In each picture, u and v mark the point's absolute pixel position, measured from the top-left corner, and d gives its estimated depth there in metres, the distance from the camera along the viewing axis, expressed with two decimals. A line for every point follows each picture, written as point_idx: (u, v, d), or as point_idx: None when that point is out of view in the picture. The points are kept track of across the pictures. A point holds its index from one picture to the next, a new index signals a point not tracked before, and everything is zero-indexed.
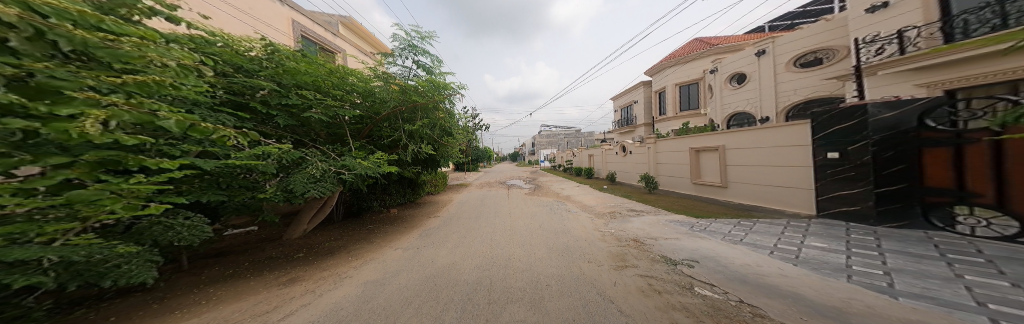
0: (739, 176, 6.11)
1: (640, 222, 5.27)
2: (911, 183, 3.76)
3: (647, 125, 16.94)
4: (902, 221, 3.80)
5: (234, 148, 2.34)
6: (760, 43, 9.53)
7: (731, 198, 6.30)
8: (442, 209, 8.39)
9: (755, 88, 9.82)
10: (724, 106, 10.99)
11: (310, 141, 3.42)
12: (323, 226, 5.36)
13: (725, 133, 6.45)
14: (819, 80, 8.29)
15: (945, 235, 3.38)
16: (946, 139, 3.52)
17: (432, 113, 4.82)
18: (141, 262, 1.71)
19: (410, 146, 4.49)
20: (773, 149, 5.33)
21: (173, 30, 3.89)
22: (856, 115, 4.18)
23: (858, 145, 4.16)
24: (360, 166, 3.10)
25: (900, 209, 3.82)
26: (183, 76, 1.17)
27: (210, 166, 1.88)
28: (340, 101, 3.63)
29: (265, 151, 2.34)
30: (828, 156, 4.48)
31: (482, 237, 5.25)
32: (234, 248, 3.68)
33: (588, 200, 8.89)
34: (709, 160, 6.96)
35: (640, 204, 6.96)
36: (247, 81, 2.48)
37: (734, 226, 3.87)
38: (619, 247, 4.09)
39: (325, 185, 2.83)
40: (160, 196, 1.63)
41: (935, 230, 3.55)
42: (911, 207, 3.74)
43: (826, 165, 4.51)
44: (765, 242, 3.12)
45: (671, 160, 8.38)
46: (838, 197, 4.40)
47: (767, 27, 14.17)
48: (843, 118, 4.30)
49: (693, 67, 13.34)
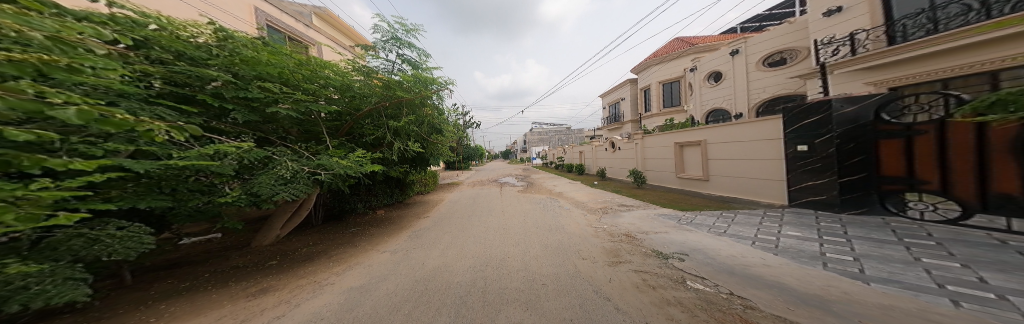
0: (720, 170, 6.44)
1: (630, 217, 5.40)
2: (869, 173, 4.09)
3: (633, 122, 17.46)
4: (863, 208, 4.15)
5: (178, 146, 2.02)
6: (733, 43, 10.04)
7: (712, 191, 6.64)
8: (432, 209, 8.15)
9: (730, 86, 10.38)
10: (703, 103, 11.54)
11: (280, 139, 3.10)
12: (302, 232, 4.98)
13: (706, 129, 6.76)
14: (785, 79, 8.88)
15: (899, 220, 3.75)
16: (897, 131, 3.81)
17: (418, 109, 4.61)
18: (63, 280, 1.34)
19: (397, 144, 4.28)
20: (751, 143, 5.67)
21: (91, 9, 3.26)
22: (823, 109, 4.47)
23: (824, 137, 4.46)
24: (340, 166, 2.90)
25: (861, 196, 4.16)
26: (67, 54, 0.97)
27: (145, 168, 1.60)
28: (313, 95, 3.32)
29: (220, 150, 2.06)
30: (798, 148, 4.81)
31: (474, 237, 5.13)
32: (194, 259, 3.30)
33: (579, 196, 9.02)
34: (692, 155, 7.28)
35: (629, 199, 7.15)
36: (195, 70, 2.13)
37: (718, 218, 4.05)
38: (612, 243, 4.16)
39: (299, 188, 2.61)
40: (80, 204, 1.35)
41: (890, 215, 3.93)
42: (870, 195, 4.10)
43: (797, 158, 4.83)
44: (745, 232, 3.28)
45: (657, 156, 8.69)
46: (807, 187, 4.73)
47: (740, 28, 14.97)
48: (812, 112, 4.60)
49: (675, 65, 13.87)
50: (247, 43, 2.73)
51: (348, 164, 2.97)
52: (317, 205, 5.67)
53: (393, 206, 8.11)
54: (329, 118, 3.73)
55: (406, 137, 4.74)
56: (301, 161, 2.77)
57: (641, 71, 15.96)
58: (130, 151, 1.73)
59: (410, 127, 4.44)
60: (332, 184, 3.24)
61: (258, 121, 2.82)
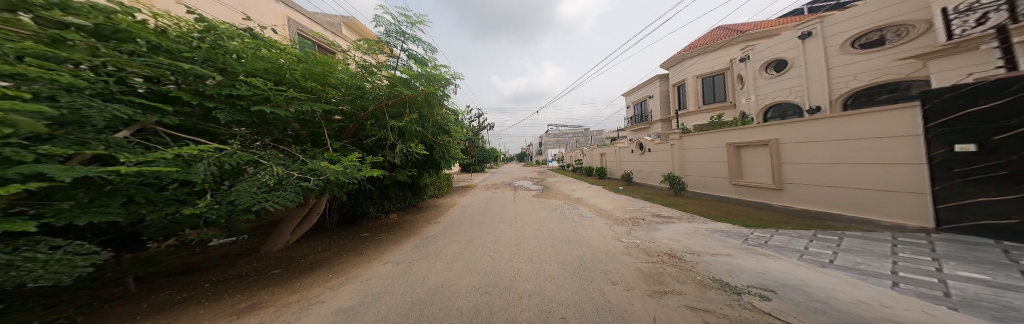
0: (796, 176, 5.04)
1: (671, 231, 4.41)
2: None
3: (665, 122, 15.76)
4: None
5: (145, 149, 1.77)
6: (805, 24, 8.33)
7: (786, 203, 5.21)
8: (444, 214, 7.98)
9: (800, 75, 8.60)
10: (762, 96, 9.83)
11: (278, 142, 2.94)
12: (314, 237, 4.96)
13: (777, 126, 5.38)
14: (890, 61, 6.81)
15: None
16: None
17: (420, 106, 4.42)
18: None
19: (396, 146, 3.97)
20: (857, 142, 4.10)
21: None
22: (1010, 92, 2.76)
23: (1011, 134, 2.76)
24: (333, 170, 2.57)
25: None
26: None
27: (76, 176, 1.21)
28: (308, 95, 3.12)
29: (186, 154, 1.79)
30: (956, 149, 3.14)
31: (483, 249, 4.69)
32: (205, 264, 3.31)
33: (604, 203, 8.00)
34: (754, 157, 5.92)
35: (666, 209, 6.04)
36: (168, 62, 1.85)
37: (811, 241, 2.92)
38: (651, 264, 3.30)
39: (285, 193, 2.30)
40: None
41: None
42: None
43: (953, 161, 3.17)
44: (874, 267, 2.21)
45: (700, 158, 7.38)
46: (979, 205, 2.98)
47: (805, 9, 12.70)
48: (988, 95, 2.91)
49: (718, 57, 12.19)
50: (230, 35, 2.55)
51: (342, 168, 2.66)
52: (331, 207, 5.69)
53: (406, 210, 8.12)
54: (328, 116, 3.53)
55: (411, 138, 4.51)
56: (289, 166, 2.51)
57: (674, 65, 14.38)
58: (77, 156, 1.44)
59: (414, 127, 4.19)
60: (327, 191, 3.00)
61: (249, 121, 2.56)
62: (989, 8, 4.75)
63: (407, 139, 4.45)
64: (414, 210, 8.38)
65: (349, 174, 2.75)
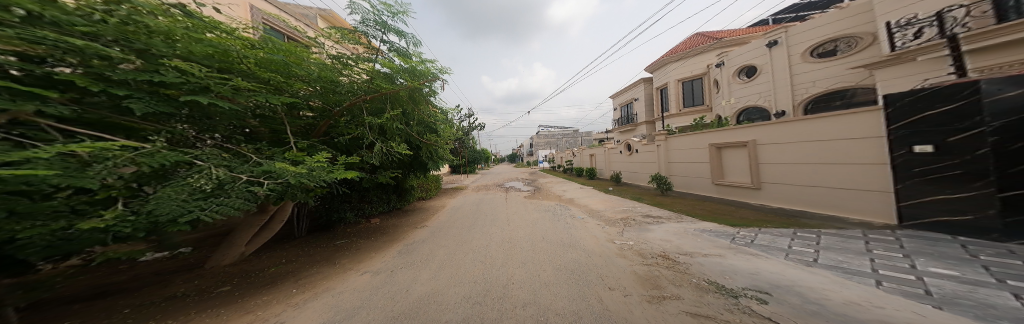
0: (773, 176, 5.37)
1: (663, 232, 4.49)
2: None
3: (648, 123, 16.39)
4: None
5: (14, 147, 1.30)
6: (772, 33, 8.92)
7: (765, 201, 5.54)
8: (432, 217, 7.61)
9: (768, 81, 9.18)
10: (736, 100, 10.40)
11: (226, 140, 2.49)
12: (283, 248, 4.44)
13: (753, 127, 5.71)
14: (844, 69, 7.41)
15: None
16: None
17: (403, 102, 4.14)
18: None
19: (373, 148, 3.58)
20: (827, 143, 4.43)
21: None
22: (962, 96, 3.05)
23: (966, 135, 3.03)
24: (293, 172, 2.21)
25: None
26: None
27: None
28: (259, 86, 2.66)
29: (80, 153, 1.36)
30: (916, 150, 3.43)
31: (473, 253, 4.50)
32: (132, 284, 2.76)
33: (596, 204, 8.10)
34: (733, 158, 6.26)
35: (655, 209, 6.21)
36: (57, 36, 1.38)
37: (794, 240, 3.03)
38: (646, 267, 3.29)
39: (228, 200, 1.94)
40: None
41: None
42: None
43: (915, 161, 3.45)
44: (856, 266, 2.29)
45: (684, 159, 7.69)
46: (936, 203, 3.29)
47: (771, 20, 13.74)
48: (942, 99, 3.21)
49: (695, 62, 12.84)
50: (153, 9, 1.99)
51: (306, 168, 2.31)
52: (299, 214, 5.16)
53: (390, 214, 7.64)
54: (290, 111, 3.11)
55: (392, 137, 4.21)
56: (235, 168, 2.11)
57: (657, 69, 15.01)
58: None
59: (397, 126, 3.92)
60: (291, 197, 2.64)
61: (183, 115, 2.07)
62: (923, 24, 5.31)
63: (388, 138, 4.15)
64: (399, 213, 7.93)
65: (315, 177, 2.41)
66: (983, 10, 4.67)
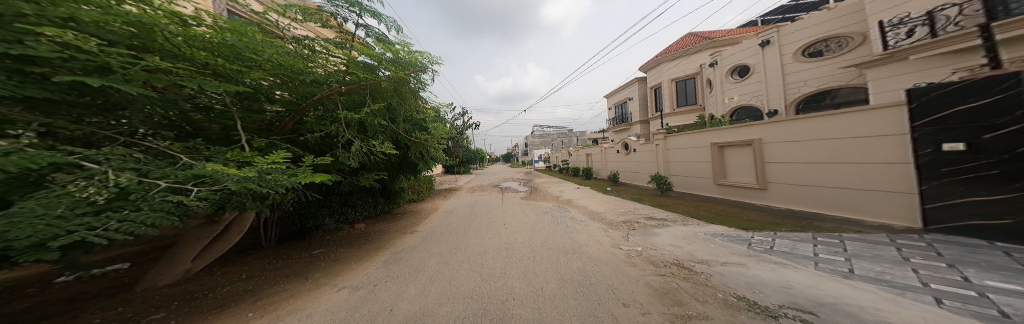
0: (779, 175, 5.26)
1: (671, 236, 4.27)
2: None
3: (642, 122, 16.46)
4: None
5: None
6: (764, 33, 8.90)
7: (771, 202, 5.41)
8: (424, 221, 7.17)
9: (761, 80, 9.14)
10: (729, 98, 10.37)
11: (145, 137, 1.95)
12: (249, 261, 3.86)
13: (759, 125, 5.58)
14: (835, 69, 7.33)
15: None
16: None
17: (387, 95, 3.67)
18: None
19: (351, 147, 3.10)
20: (843, 141, 4.27)
21: None
22: (998, 89, 2.88)
23: (1001, 133, 2.85)
24: (234, 176, 1.73)
25: None
26: None
27: None
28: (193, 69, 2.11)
29: None
30: (945, 147, 3.24)
31: (467, 262, 4.13)
32: (27, 314, 2.16)
33: (596, 206, 7.90)
34: (736, 157, 6.14)
35: (658, 211, 6.05)
36: None
37: (820, 247, 2.79)
38: (661, 277, 3.01)
39: (133, 215, 1.48)
40: None
41: None
42: None
43: (944, 160, 3.26)
44: (901, 278, 2.04)
45: (684, 158, 7.59)
46: (963, 205, 3.13)
47: (759, 21, 14.03)
48: (975, 93, 3.01)
49: (686, 62, 12.94)
50: None
51: (253, 172, 1.84)
52: (268, 220, 4.61)
53: (378, 219, 7.13)
54: (239, 102, 2.59)
55: (373, 134, 3.74)
56: (150, 171, 1.64)
57: (651, 68, 15.06)
58: None
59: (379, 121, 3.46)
60: (237, 206, 2.16)
61: (69, 102, 1.52)
62: (916, 23, 5.29)
63: (369, 136, 3.68)
64: (388, 218, 7.41)
65: (268, 182, 1.94)
66: (976, 8, 4.63)
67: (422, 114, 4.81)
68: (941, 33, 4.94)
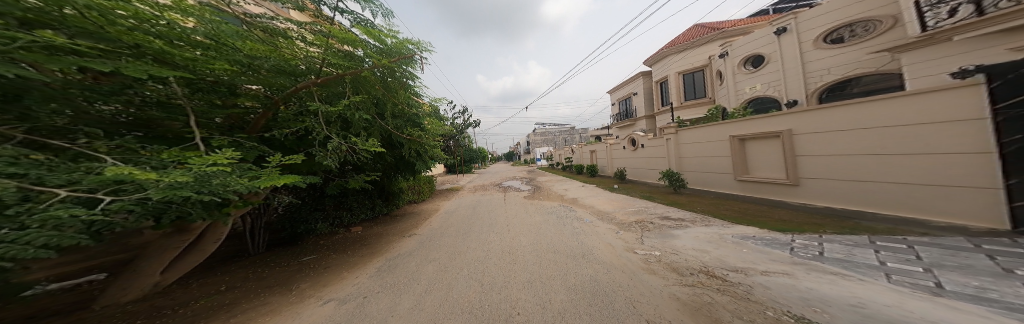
0: (811, 169, 4.73)
1: (692, 238, 3.83)
2: None
3: (649, 118, 15.92)
4: None
5: None
6: (779, 21, 8.02)
7: (806, 200, 4.82)
8: (423, 223, 6.83)
9: (778, 70, 8.28)
10: (741, 90, 9.61)
11: (60, 135, 1.55)
12: (229, 271, 3.52)
13: (790, 115, 5.00)
14: (863, 55, 6.42)
15: None
16: None
17: (369, 87, 3.30)
18: None
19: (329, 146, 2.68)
20: (896, 129, 3.60)
21: None
22: None
23: None
24: (159, 183, 1.32)
25: None
26: None
27: None
28: (117, 52, 1.69)
29: None
30: None
31: (466, 269, 3.75)
32: None
33: (604, 205, 7.49)
34: (761, 150, 5.62)
35: (673, 210, 5.62)
36: None
37: (887, 254, 2.33)
38: (688, 288, 2.58)
39: (14, 236, 1.02)
40: None
41: None
42: None
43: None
44: (1012, 296, 1.59)
45: (699, 153, 7.12)
46: None
47: (771, 9, 13.37)
48: None
49: (695, 54, 12.35)
50: None
51: (194, 176, 1.45)
52: (257, 226, 4.33)
53: (376, 221, 6.81)
54: (191, 94, 2.19)
55: (355, 131, 3.34)
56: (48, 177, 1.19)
57: (656, 62, 14.52)
58: None
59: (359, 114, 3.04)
60: (176, 216, 1.75)
61: None
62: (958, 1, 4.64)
63: (351, 133, 3.29)
64: (386, 220, 7.09)
65: (213, 189, 1.52)
66: None
67: (410, 108, 4.44)
68: (990, 10, 4.30)
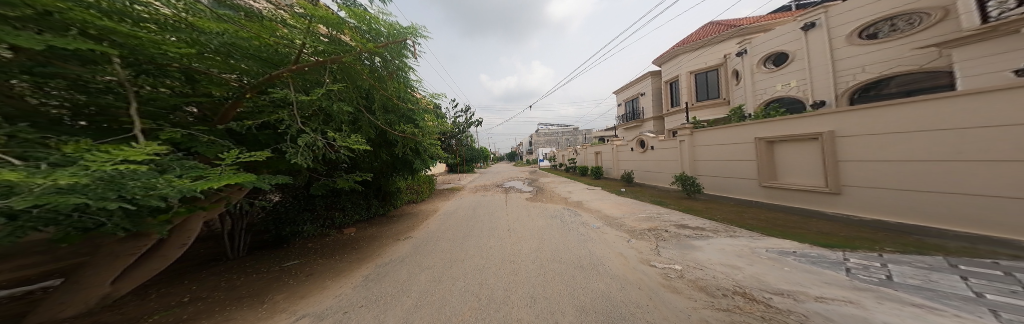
0: (849, 176, 4.26)
1: (716, 251, 3.41)
2: None
3: (658, 119, 15.40)
4: None
5: None
6: (806, 15, 7.55)
7: (848, 211, 4.29)
8: (421, 225, 6.50)
9: (804, 68, 7.76)
10: (760, 91, 9.11)
11: None
12: (204, 281, 3.20)
13: (832, 115, 4.43)
14: (907, 51, 5.93)
15: None
16: None
17: (356, 76, 2.95)
18: None
19: (301, 143, 2.27)
20: (977, 131, 3.03)
21: None
22: None
23: None
24: (37, 185, 0.95)
25: None
26: None
27: None
28: (9, 18, 1.30)
29: None
30: None
31: (459, 279, 3.40)
32: None
33: (611, 210, 7.03)
34: (791, 154, 5.15)
35: (689, 217, 5.15)
36: None
37: (976, 281, 1.89)
38: (723, 313, 2.15)
39: None
40: None
41: None
42: None
43: None
44: None
45: (719, 156, 6.65)
46: None
47: (794, 6, 12.65)
48: None
49: (709, 52, 11.80)
50: None
51: (101, 176, 1.10)
52: (237, 228, 4.04)
53: (371, 222, 6.58)
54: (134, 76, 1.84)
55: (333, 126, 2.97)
56: None
57: (666, 61, 14.00)
58: None
59: (341, 107, 2.69)
60: (90, 226, 1.40)
61: None
62: None
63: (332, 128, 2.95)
64: (383, 221, 6.81)
65: (131, 193, 1.18)
66: None
67: (403, 101, 4.08)
68: None
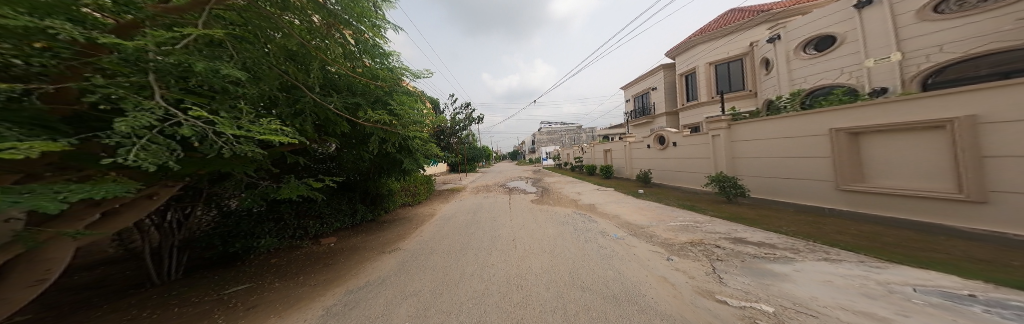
0: (999, 176, 2.98)
1: (815, 284, 2.35)
2: None
3: (672, 115, 14.31)
4: None
5: None
6: None
7: (996, 226, 3.00)
8: (412, 233, 5.48)
9: (857, 51, 6.48)
10: (798, 80, 7.90)
11: None
12: (52, 307, 2.08)
13: (961, 94, 3.17)
14: (1010, 22, 4.50)
15: None
16: None
17: (274, 23, 1.92)
18: None
19: (125, 128, 1.00)
20: None
21: None
22: None
23: None
24: None
25: None
26: None
27: None
28: None
29: None
30: None
31: (448, 310, 2.39)
32: None
33: (634, 216, 5.98)
34: (893, 148, 3.88)
35: (742, 228, 4.11)
36: None
37: None
38: None
39: None
40: None
41: None
42: None
43: None
44: None
45: (774, 152, 5.54)
46: None
47: None
48: None
49: (735, 41, 10.68)
50: None
51: None
52: (169, 246, 2.72)
53: (354, 228, 5.60)
54: None
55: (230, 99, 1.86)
56: None
57: (681, 53, 12.96)
58: None
59: (229, 69, 1.45)
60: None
61: None
62: None
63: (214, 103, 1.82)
64: (371, 228, 5.77)
65: None
66: None
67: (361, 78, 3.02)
68: None
